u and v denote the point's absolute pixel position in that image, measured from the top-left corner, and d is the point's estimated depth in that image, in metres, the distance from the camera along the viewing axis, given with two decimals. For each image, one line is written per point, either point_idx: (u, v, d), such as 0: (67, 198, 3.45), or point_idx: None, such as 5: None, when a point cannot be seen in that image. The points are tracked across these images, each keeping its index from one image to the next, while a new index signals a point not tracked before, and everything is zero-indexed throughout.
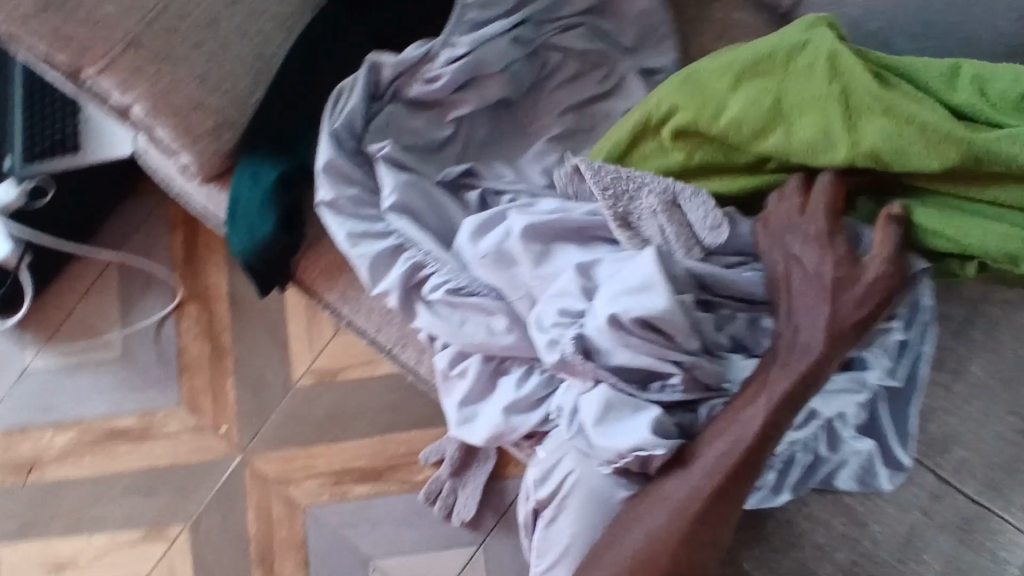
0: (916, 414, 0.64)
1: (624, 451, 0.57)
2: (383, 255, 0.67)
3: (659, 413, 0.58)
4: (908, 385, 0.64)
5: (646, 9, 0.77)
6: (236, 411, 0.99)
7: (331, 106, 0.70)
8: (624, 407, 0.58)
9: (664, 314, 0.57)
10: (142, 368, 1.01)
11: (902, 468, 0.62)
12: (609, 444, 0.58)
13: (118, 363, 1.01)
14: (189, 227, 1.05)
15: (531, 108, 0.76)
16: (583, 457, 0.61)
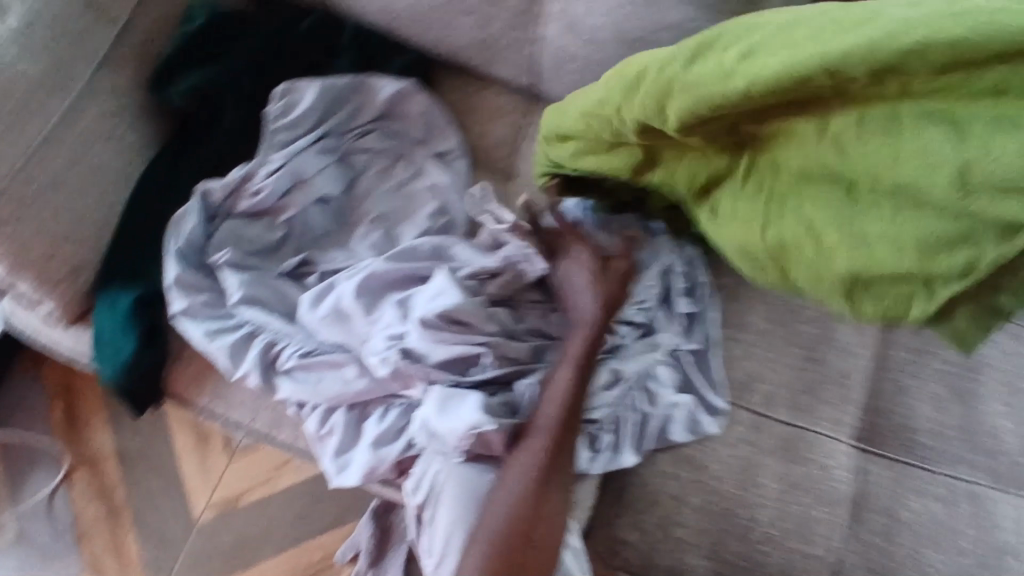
0: (717, 365, 0.85)
1: (461, 434, 0.67)
2: (238, 344, 0.79)
3: (479, 396, 0.69)
4: (705, 345, 0.85)
5: (423, 109, 0.93)
6: (139, 565, 1.16)
7: (172, 232, 0.82)
8: (454, 397, 0.69)
9: (461, 305, 0.71)
10: (39, 546, 1.16)
11: (718, 411, 0.83)
12: (449, 431, 0.67)
13: (15, 547, 1.15)
14: (66, 399, 1.24)
15: (352, 200, 0.90)
16: (443, 456, 0.71)
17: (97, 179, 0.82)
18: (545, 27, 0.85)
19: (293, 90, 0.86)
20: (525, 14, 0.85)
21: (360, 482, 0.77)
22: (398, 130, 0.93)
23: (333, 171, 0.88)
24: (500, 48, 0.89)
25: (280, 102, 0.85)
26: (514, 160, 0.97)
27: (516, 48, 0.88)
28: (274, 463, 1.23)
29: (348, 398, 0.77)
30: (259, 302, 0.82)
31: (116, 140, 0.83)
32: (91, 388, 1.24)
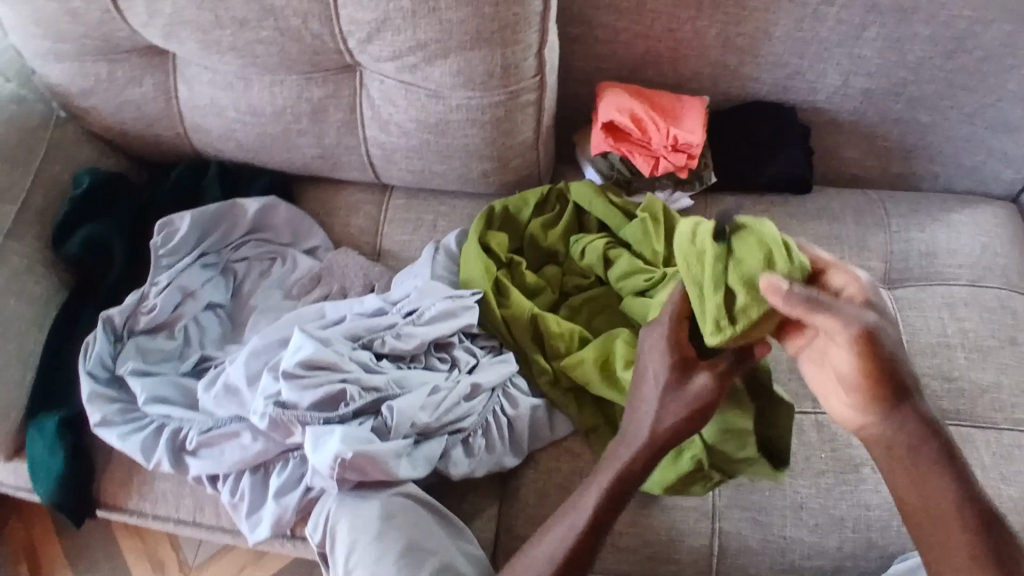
0: None
1: (331, 462, 0.78)
2: (149, 438, 0.91)
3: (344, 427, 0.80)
4: None
5: (289, 216, 1.12)
6: None
7: (83, 356, 0.95)
8: (321, 433, 0.81)
9: (316, 353, 0.83)
10: None
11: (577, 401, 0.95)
12: (322, 463, 0.79)
13: None
14: (26, 557, 1.25)
15: (238, 303, 1.08)
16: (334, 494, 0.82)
17: (15, 327, 0.96)
18: (367, 129, 1.06)
19: (170, 222, 1.04)
20: (349, 124, 1.06)
21: (271, 533, 0.86)
22: (270, 238, 1.12)
23: (216, 281, 1.07)
24: (337, 154, 1.10)
25: (161, 234, 1.03)
26: (375, 242, 1.15)
27: (351, 151, 1.09)
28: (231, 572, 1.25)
29: (250, 462, 0.88)
30: (163, 400, 0.94)
31: (28, 293, 0.99)
32: (50, 541, 1.27)
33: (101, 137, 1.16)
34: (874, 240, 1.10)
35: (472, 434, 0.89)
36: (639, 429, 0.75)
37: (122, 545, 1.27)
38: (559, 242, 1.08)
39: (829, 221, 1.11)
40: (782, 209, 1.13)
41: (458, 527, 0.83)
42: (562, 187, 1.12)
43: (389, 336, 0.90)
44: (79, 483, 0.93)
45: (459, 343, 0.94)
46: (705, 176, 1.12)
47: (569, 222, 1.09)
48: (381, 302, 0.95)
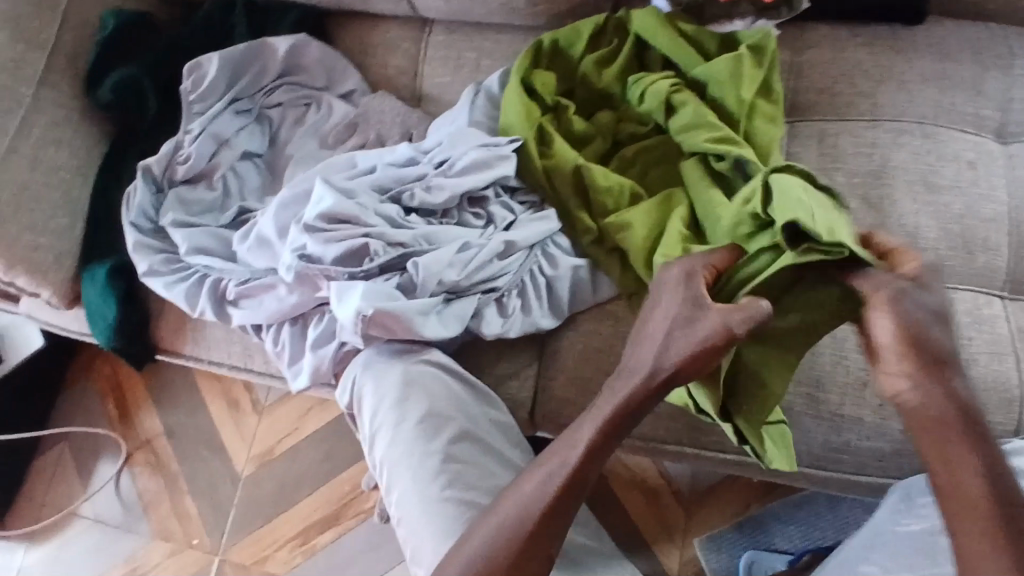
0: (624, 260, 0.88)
1: (352, 320, 0.80)
2: (193, 289, 0.92)
3: (365, 285, 0.80)
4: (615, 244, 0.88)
5: (322, 55, 1.04)
6: (200, 522, 1.29)
7: (126, 206, 0.96)
8: (345, 290, 0.81)
9: (337, 205, 0.82)
10: (114, 523, 1.31)
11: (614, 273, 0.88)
12: (345, 319, 0.80)
13: (95, 526, 1.31)
14: (115, 397, 1.38)
15: (276, 152, 1.03)
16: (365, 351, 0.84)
17: (58, 177, 0.97)
18: None
19: (198, 65, 0.99)
20: None
21: (310, 383, 0.88)
22: (304, 81, 1.05)
23: (251, 129, 1.02)
24: None
25: (190, 79, 0.99)
26: (415, 86, 1.06)
27: None
28: (297, 413, 1.34)
29: (286, 314, 0.88)
30: (204, 251, 0.94)
31: (68, 143, 0.99)
32: (134, 383, 1.39)
33: None
34: (995, 84, 0.94)
35: (507, 294, 0.87)
36: (646, 359, 0.69)
37: (199, 387, 1.37)
38: (614, 81, 0.94)
39: (940, 58, 0.95)
40: (883, 40, 0.96)
41: (484, 394, 0.84)
42: (624, 14, 0.97)
43: (418, 189, 0.86)
44: (135, 327, 0.97)
45: (495, 198, 0.89)
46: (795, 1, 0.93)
47: (628, 58, 0.94)
48: (413, 151, 0.90)
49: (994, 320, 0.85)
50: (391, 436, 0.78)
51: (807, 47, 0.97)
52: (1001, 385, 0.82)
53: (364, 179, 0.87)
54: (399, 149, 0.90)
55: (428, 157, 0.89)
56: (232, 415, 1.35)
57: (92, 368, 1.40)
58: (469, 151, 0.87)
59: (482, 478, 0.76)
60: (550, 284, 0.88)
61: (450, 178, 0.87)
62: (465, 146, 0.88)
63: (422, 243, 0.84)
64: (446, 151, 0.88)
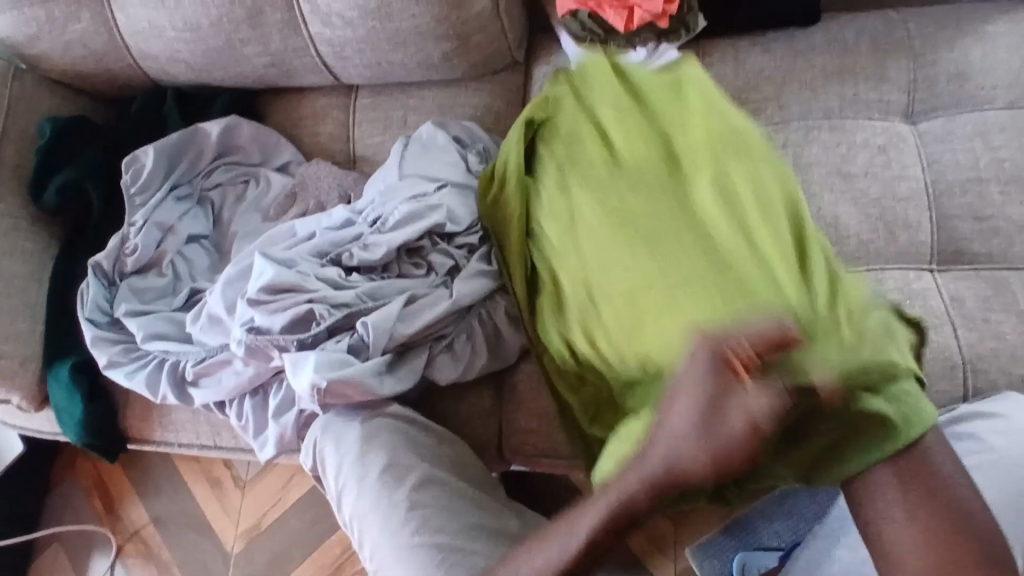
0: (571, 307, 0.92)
1: (308, 392, 0.81)
2: (153, 375, 0.94)
3: (316, 356, 0.82)
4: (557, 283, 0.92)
5: (255, 133, 1.08)
6: None
7: (80, 303, 0.98)
8: (298, 363, 0.83)
9: (277, 276, 0.85)
10: None
11: None
12: (302, 392, 0.82)
13: None
14: (100, 491, 1.38)
15: (222, 231, 1.07)
16: (323, 415, 0.86)
17: (13, 284, 0.99)
18: (311, 26, 0.99)
19: (136, 158, 1.03)
20: (291, 23, 0.99)
21: (278, 451, 0.89)
22: (240, 160, 1.09)
23: (195, 212, 1.05)
24: (288, 59, 1.04)
25: (128, 172, 1.02)
26: (349, 149, 1.10)
27: (302, 53, 1.03)
28: (281, 481, 1.34)
29: (246, 386, 0.90)
30: (162, 336, 0.97)
31: (20, 250, 1.02)
32: (118, 474, 1.39)
33: (60, 81, 1.13)
34: (895, 70, 0.98)
35: (458, 338, 0.89)
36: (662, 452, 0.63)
37: (181, 469, 1.38)
38: None
39: (839, 52, 0.99)
40: (782, 45, 1.01)
41: (445, 437, 0.86)
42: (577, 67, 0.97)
43: (356, 248, 0.90)
44: (102, 420, 0.99)
45: (433, 247, 0.92)
46: (690, 22, 1.00)
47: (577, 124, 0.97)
48: (347, 212, 0.93)
49: (925, 292, 0.88)
50: (358, 491, 0.80)
51: (711, 61, 1.02)
52: (941, 354, 0.85)
53: (304, 247, 0.91)
54: (336, 212, 0.94)
55: (363, 217, 0.93)
56: (217, 492, 1.36)
57: (74, 466, 1.41)
58: (401, 206, 0.91)
59: (451, 518, 0.77)
60: (496, 323, 0.90)
61: (386, 233, 0.90)
62: (396, 201, 0.92)
63: (366, 301, 0.87)
64: (380, 208, 0.92)
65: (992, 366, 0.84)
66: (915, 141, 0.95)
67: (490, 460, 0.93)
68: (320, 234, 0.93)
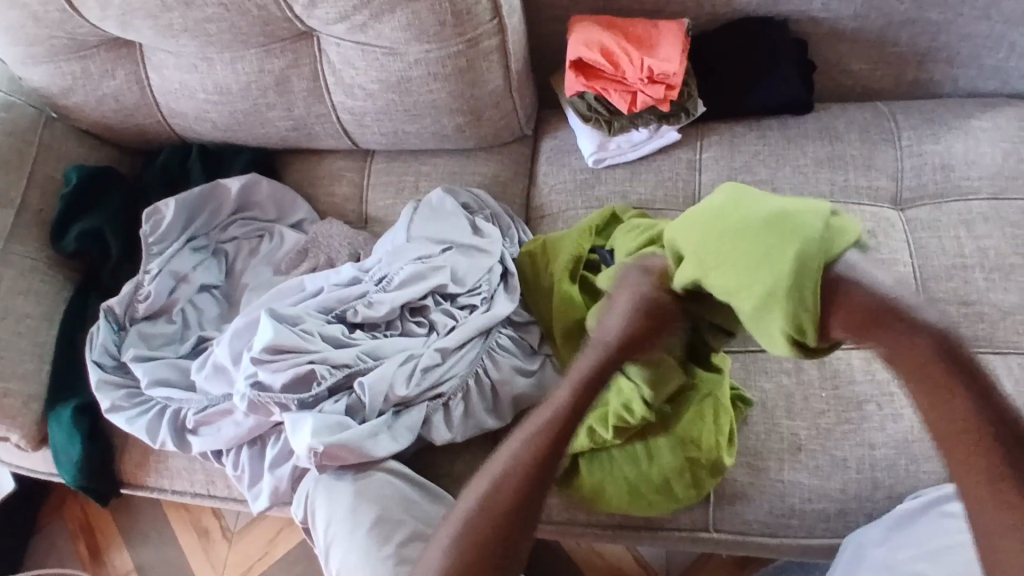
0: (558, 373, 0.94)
1: (305, 451, 0.82)
2: (154, 421, 0.95)
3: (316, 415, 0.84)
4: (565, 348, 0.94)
5: (272, 191, 1.13)
6: None
7: (88, 346, 1.00)
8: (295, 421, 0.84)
9: (276, 335, 0.87)
10: None
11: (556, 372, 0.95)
12: (298, 449, 0.83)
13: None
14: (86, 535, 1.37)
15: (233, 282, 1.11)
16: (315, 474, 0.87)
17: (25, 325, 1.02)
18: (334, 95, 1.06)
19: (156, 210, 1.06)
20: (315, 92, 1.06)
21: (271, 503, 0.90)
22: (255, 215, 1.13)
23: (208, 263, 1.09)
24: (310, 124, 1.10)
25: (148, 223, 1.05)
26: (361, 210, 1.15)
27: (323, 119, 1.09)
28: (269, 534, 1.33)
29: (245, 436, 0.91)
30: (165, 382, 0.99)
31: (35, 292, 1.05)
32: (105, 519, 1.38)
33: (89, 132, 1.19)
34: (882, 159, 1.03)
35: (453, 399, 0.90)
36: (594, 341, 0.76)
37: (169, 517, 1.37)
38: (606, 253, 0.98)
39: (830, 141, 1.05)
40: (777, 132, 1.07)
41: (436, 493, 0.87)
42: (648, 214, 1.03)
43: (361, 305, 0.93)
44: (98, 463, 1.00)
45: (435, 306, 0.95)
46: (689, 108, 1.07)
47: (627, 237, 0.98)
48: (355, 270, 0.97)
49: None
50: (345, 542, 0.80)
51: (709, 144, 1.08)
52: (927, 434, 0.87)
53: (310, 305, 0.93)
54: (344, 269, 0.97)
55: (371, 276, 0.96)
56: (203, 543, 1.34)
57: (61, 509, 1.40)
58: (409, 268, 0.94)
59: None
60: (493, 385, 0.92)
61: (392, 292, 0.93)
62: (404, 262, 0.96)
63: (366, 361, 0.89)
64: (388, 270, 0.96)
65: None
66: (904, 227, 0.99)
67: None
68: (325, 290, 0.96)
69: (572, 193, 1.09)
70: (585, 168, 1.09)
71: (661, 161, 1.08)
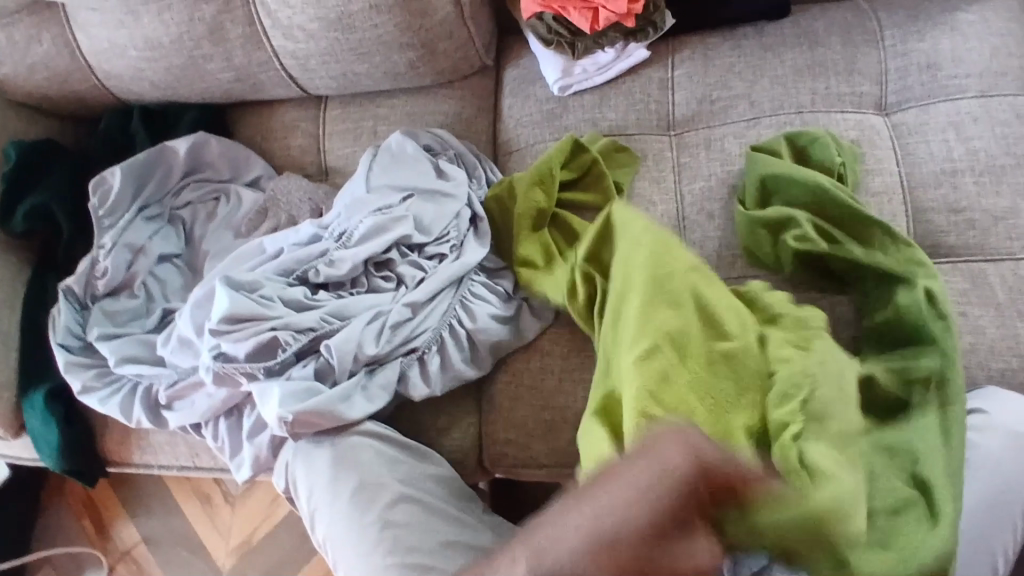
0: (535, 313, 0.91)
1: (276, 423, 0.80)
2: (126, 400, 0.93)
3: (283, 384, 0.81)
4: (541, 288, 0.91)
5: (223, 150, 1.07)
6: None
7: (51, 328, 0.97)
8: (264, 391, 0.82)
9: (233, 305, 0.82)
10: None
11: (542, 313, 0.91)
12: (269, 420, 0.80)
13: None
14: (90, 512, 1.38)
15: (195, 249, 1.06)
16: (293, 441, 0.85)
17: None
18: (273, 40, 0.98)
19: (103, 179, 1.01)
20: (252, 38, 0.98)
21: (255, 472, 0.89)
22: (210, 176, 1.08)
23: (166, 232, 1.04)
24: (253, 73, 1.02)
25: (96, 195, 1.00)
26: (319, 162, 1.09)
27: (266, 67, 1.01)
28: (271, 495, 1.34)
29: (219, 408, 0.89)
30: (134, 359, 0.96)
31: None
32: (107, 494, 1.39)
33: (26, 103, 1.11)
34: (865, 61, 0.96)
35: (428, 351, 0.87)
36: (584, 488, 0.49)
37: (169, 487, 1.38)
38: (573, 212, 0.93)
39: (810, 46, 0.97)
40: (752, 40, 0.99)
41: (419, 451, 0.85)
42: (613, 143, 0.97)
43: (322, 264, 0.89)
44: (79, 445, 0.98)
45: (401, 259, 0.90)
46: (657, 21, 0.99)
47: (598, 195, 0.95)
48: (314, 227, 0.92)
49: None
50: (331, 512, 0.79)
51: (681, 60, 1.00)
52: None
53: (268, 268, 0.89)
54: (303, 227, 0.93)
55: (332, 231, 0.91)
56: (206, 509, 1.35)
57: (63, 488, 1.41)
58: (369, 220, 0.89)
59: (424, 539, 0.77)
60: (468, 334, 0.89)
61: (353, 248, 0.89)
62: (364, 214, 0.91)
63: (333, 323, 0.85)
64: (349, 224, 0.91)
65: (972, 361, 0.82)
66: (890, 135, 0.93)
67: (469, 472, 0.92)
68: (286, 249, 0.92)
69: (539, 125, 1.02)
70: (551, 97, 1.03)
71: (630, 82, 1.00)
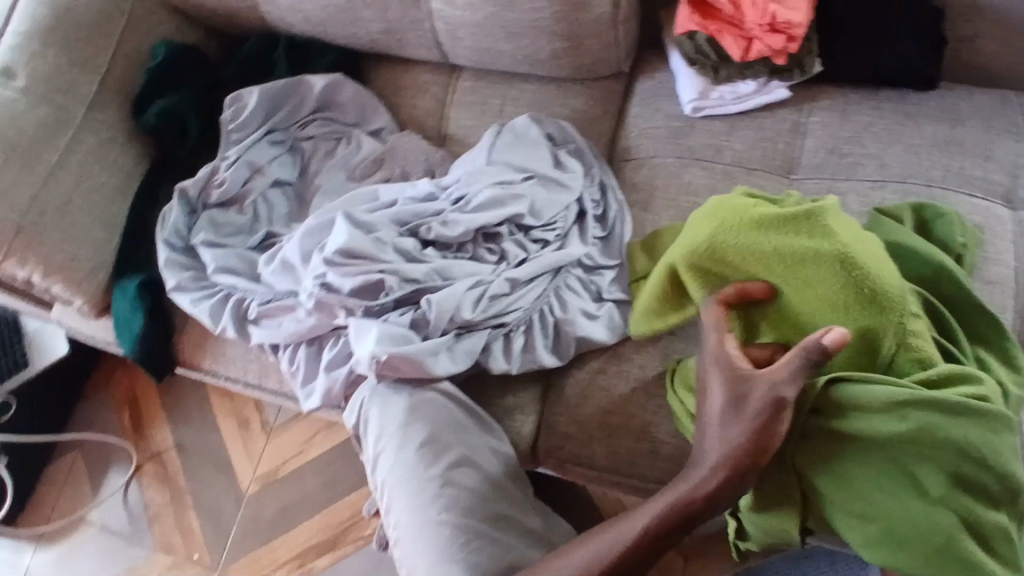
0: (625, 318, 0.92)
1: (366, 361, 0.83)
2: (217, 306, 0.97)
3: (379, 327, 0.84)
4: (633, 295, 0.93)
5: (356, 95, 1.10)
6: (202, 537, 1.31)
7: (161, 223, 1.01)
8: (360, 330, 0.85)
9: (350, 240, 0.86)
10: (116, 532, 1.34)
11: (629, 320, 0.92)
12: (359, 356, 0.83)
13: (97, 533, 1.34)
14: (131, 408, 1.42)
15: (305, 181, 1.09)
16: (371, 384, 0.87)
17: (99, 194, 1.03)
18: (432, 2, 1.01)
19: (239, 96, 1.06)
20: None
21: (321, 404, 0.91)
22: (336, 117, 1.11)
23: (284, 159, 1.08)
24: (403, 29, 1.06)
25: (231, 109, 1.06)
26: (441, 127, 1.12)
27: (417, 26, 1.05)
28: (307, 434, 1.37)
29: (303, 335, 0.92)
30: (230, 270, 0.99)
31: (112, 163, 1.05)
32: (151, 395, 1.43)
33: (180, 8, 1.16)
34: (1003, 150, 0.96)
35: (516, 330, 0.89)
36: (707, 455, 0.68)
37: (211, 402, 1.41)
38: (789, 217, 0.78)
39: (950, 124, 0.97)
40: (894, 105, 0.99)
41: (487, 423, 0.87)
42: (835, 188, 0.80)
43: (435, 223, 0.91)
44: (158, 339, 1.02)
45: (509, 235, 0.92)
46: (807, 64, 1.00)
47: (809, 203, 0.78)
48: (432, 186, 0.95)
49: None
50: (395, 457, 0.81)
51: (819, 108, 1.01)
52: None
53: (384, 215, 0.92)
54: (423, 184, 0.95)
55: (450, 194, 0.94)
56: (242, 433, 1.38)
57: (111, 379, 1.45)
58: (488, 191, 0.92)
59: (479, 504, 0.78)
60: (556, 323, 0.90)
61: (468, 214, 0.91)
62: (484, 185, 0.93)
63: (435, 280, 0.88)
64: (467, 190, 0.94)
65: None
66: (1014, 230, 0.92)
67: (522, 457, 0.93)
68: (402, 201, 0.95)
69: (663, 140, 1.03)
70: (681, 115, 1.04)
71: (763, 118, 1.01)
